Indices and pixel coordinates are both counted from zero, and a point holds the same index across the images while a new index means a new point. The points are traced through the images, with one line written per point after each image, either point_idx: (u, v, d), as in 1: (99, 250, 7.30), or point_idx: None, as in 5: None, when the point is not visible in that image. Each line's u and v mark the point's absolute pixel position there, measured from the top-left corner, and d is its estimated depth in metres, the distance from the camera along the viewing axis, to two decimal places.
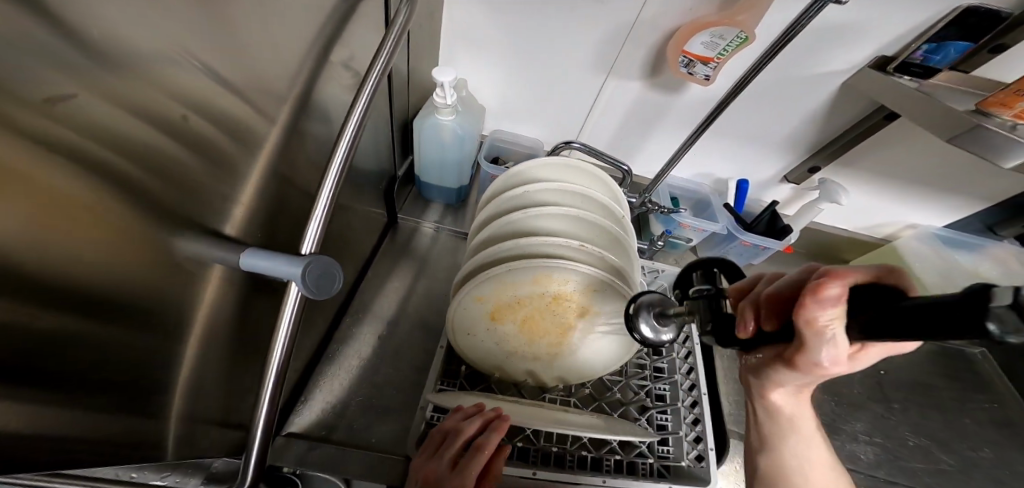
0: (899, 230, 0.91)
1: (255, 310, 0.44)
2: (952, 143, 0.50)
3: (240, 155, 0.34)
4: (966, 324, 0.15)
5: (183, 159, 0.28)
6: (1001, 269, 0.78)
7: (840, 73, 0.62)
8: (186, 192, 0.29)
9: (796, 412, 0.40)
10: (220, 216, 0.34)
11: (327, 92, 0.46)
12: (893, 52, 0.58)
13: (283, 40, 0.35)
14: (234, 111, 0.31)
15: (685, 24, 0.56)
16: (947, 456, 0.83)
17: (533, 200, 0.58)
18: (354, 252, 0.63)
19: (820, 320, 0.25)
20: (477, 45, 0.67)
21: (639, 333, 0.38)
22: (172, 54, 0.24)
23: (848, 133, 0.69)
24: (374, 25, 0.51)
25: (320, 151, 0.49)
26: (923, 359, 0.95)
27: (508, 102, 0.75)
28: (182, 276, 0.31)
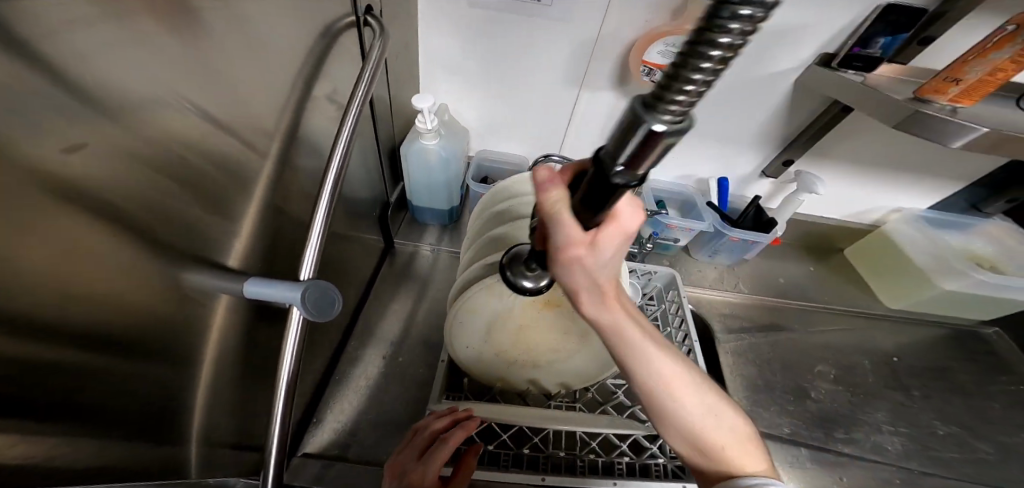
0: (886, 215, 0.94)
1: (262, 338, 0.46)
2: (898, 129, 0.53)
3: (234, 192, 0.37)
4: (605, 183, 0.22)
5: (179, 197, 0.30)
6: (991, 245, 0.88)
7: (790, 72, 0.65)
8: (186, 229, 0.32)
9: (627, 329, 0.34)
10: (218, 250, 0.36)
11: (312, 125, 0.49)
12: (835, 47, 0.62)
13: (268, 80, 0.38)
14: (226, 150, 0.34)
15: (642, 36, 0.60)
16: (983, 444, 0.79)
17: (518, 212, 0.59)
18: (353, 278, 0.65)
19: (547, 203, 0.28)
20: (454, 72, 0.71)
21: (523, 288, 0.42)
22: (166, 98, 0.27)
23: (810, 127, 0.71)
24: (356, 59, 0.55)
25: (311, 183, 0.52)
26: (937, 344, 0.93)
27: (490, 123, 0.78)
28: (189, 309, 0.34)
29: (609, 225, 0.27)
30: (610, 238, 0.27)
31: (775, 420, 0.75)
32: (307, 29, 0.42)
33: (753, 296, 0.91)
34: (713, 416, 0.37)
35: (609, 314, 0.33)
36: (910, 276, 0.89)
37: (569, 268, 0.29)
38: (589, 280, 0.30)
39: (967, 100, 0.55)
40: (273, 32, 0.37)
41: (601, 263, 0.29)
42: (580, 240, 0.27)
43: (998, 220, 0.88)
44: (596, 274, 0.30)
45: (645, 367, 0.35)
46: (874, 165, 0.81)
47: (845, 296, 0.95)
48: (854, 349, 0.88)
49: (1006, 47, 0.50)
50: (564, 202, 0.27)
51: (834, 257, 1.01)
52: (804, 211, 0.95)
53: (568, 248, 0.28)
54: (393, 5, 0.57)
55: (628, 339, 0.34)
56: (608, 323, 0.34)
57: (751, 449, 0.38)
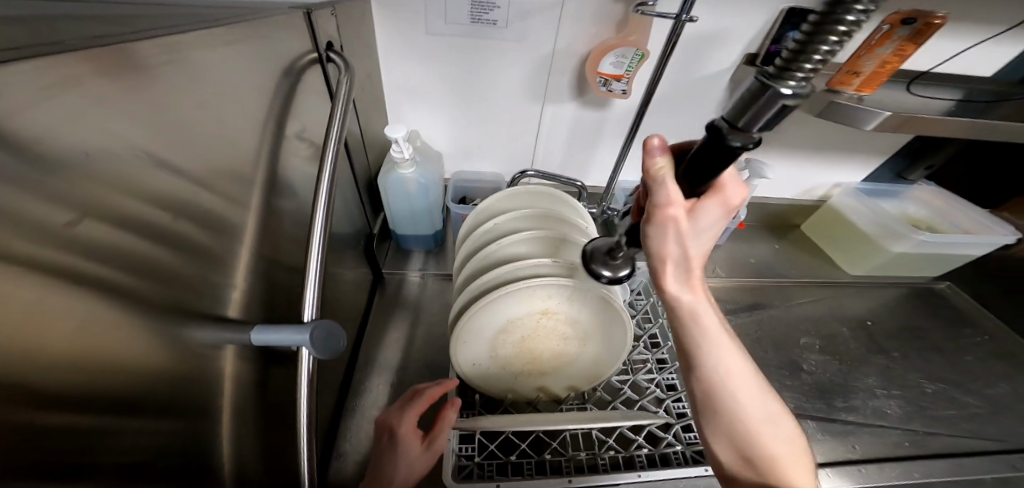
0: (828, 190, 1.03)
1: (272, 385, 0.45)
2: (823, 117, 0.62)
3: (220, 241, 0.37)
4: (723, 145, 0.27)
5: (172, 253, 0.30)
6: (923, 208, 0.99)
7: (723, 72, 0.72)
8: (181, 286, 0.31)
9: (704, 314, 0.36)
10: (214, 301, 0.36)
11: (287, 165, 0.49)
12: (755, 49, 0.70)
13: (240, 128, 0.39)
14: (206, 202, 0.34)
15: (594, 48, 0.65)
16: (970, 399, 0.84)
17: (504, 230, 0.61)
18: (347, 313, 0.64)
19: (654, 168, 0.31)
20: (420, 100, 0.74)
21: (605, 275, 0.45)
22: (138, 155, 0.27)
23: None
24: (321, 95, 0.56)
25: (295, 221, 0.52)
26: (901, 303, 1.01)
27: (461, 145, 0.81)
28: (200, 366, 0.33)
29: (710, 195, 0.31)
30: (708, 205, 0.31)
31: (778, 396, 0.78)
32: (271, 73, 0.43)
33: (730, 279, 0.96)
34: (769, 423, 0.37)
35: (688, 296, 0.36)
36: (864, 243, 0.96)
37: (663, 232, 0.32)
38: (679, 251, 0.33)
39: (868, 89, 0.64)
40: (238, 80, 0.38)
41: (695, 231, 0.32)
42: (680, 203, 0.31)
43: (920, 184, 1.00)
44: (687, 245, 0.33)
45: (713, 353, 0.37)
46: (814, 147, 0.90)
47: (812, 269, 1.02)
48: (831, 318, 0.94)
49: (888, 42, 0.58)
50: (671, 170, 0.31)
51: (791, 233, 1.09)
52: (760, 194, 1.03)
53: (667, 211, 0.31)
54: (354, 41, 0.59)
55: (702, 323, 0.36)
56: (686, 305, 0.36)
57: (808, 470, 0.37)
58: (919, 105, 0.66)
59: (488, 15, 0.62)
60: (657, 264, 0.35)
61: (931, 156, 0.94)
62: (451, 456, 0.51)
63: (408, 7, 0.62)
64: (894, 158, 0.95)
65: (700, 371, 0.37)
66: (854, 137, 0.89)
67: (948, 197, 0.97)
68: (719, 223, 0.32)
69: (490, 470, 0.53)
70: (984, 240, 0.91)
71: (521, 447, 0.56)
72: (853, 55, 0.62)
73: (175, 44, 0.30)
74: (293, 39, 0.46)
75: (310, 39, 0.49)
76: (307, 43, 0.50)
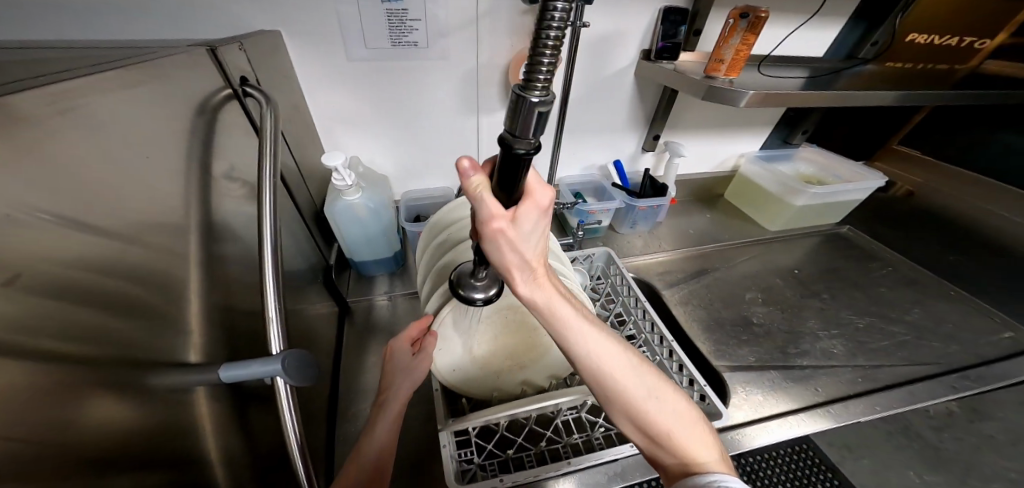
0: (735, 161, 1.18)
1: (248, 431, 0.42)
2: (707, 99, 0.69)
3: (157, 290, 0.34)
4: (510, 154, 0.28)
5: (93, 312, 0.27)
6: (813, 166, 1.17)
7: (628, 69, 0.82)
8: (116, 343, 0.29)
9: (558, 306, 0.37)
10: (162, 351, 0.33)
11: (222, 205, 0.47)
12: (647, 45, 0.79)
13: (161, 170, 0.37)
14: (129, 250, 0.32)
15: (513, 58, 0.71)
16: (897, 327, 0.95)
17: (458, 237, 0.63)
18: (318, 347, 0.61)
19: (472, 188, 0.32)
20: (356, 126, 0.75)
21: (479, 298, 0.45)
22: (32, 213, 0.24)
23: (659, 109, 0.88)
24: (245, 131, 0.53)
25: (243, 261, 0.49)
26: (819, 249, 1.16)
27: (405, 166, 0.83)
28: (165, 413, 0.32)
29: (525, 201, 0.33)
30: (526, 212, 0.33)
31: (739, 352, 0.85)
32: (182, 111, 0.41)
33: (676, 250, 1.05)
34: (656, 399, 0.38)
35: (540, 293, 0.37)
36: (775, 202, 1.09)
37: (495, 243, 0.34)
38: (516, 256, 0.35)
39: (736, 73, 0.73)
40: (149, 123, 0.36)
41: (522, 236, 0.34)
42: (500, 214, 0.32)
43: (805, 146, 1.19)
44: (520, 249, 0.35)
45: (580, 346, 0.37)
46: (718, 126, 1.03)
47: (742, 230, 1.14)
48: (766, 271, 1.06)
49: (736, 33, 0.69)
50: (484, 186, 0.32)
51: (718, 202, 1.22)
52: (685, 172, 1.15)
53: (491, 223, 0.33)
54: (269, 75, 0.58)
55: (560, 315, 0.37)
56: (540, 301, 0.37)
57: (706, 436, 0.39)
58: (774, 83, 0.80)
59: (407, 37, 0.66)
60: (503, 272, 0.36)
61: (806, 123, 1.11)
62: (455, 462, 0.50)
63: (327, 38, 0.64)
64: (777, 128, 1.13)
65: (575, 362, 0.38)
66: (747, 113, 1.04)
67: (828, 154, 1.14)
68: (540, 223, 0.34)
69: (492, 470, 0.53)
70: (862, 186, 1.05)
71: (518, 442, 0.57)
72: (716, 46, 0.73)
73: (66, 91, 0.29)
74: (200, 75, 0.44)
75: (220, 75, 0.48)
76: (218, 79, 0.48)
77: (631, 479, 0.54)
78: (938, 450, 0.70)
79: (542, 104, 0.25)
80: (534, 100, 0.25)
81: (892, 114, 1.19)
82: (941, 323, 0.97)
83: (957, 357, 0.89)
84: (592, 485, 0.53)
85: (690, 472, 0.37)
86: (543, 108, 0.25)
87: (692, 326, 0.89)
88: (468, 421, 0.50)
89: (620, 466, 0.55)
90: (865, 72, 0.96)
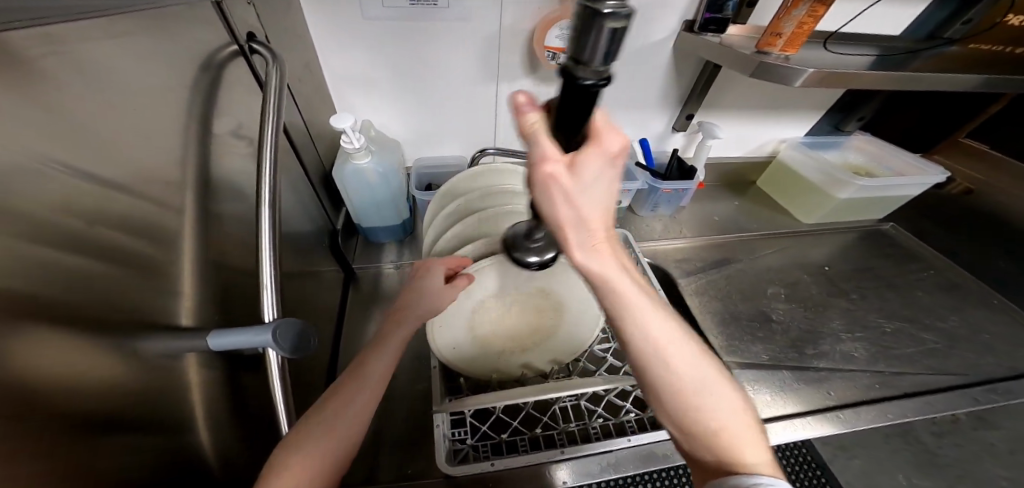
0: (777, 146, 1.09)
1: (239, 389, 0.44)
2: (755, 78, 0.62)
3: (152, 248, 0.34)
4: (575, 87, 0.23)
5: (74, 284, 0.27)
6: (863, 155, 1.06)
7: (666, 40, 0.74)
8: (106, 305, 0.29)
9: (619, 282, 0.33)
10: (151, 313, 0.33)
11: (224, 166, 0.46)
12: (692, 15, 0.71)
13: (160, 125, 0.36)
14: (126, 209, 0.31)
15: (538, 24, 0.65)
16: (927, 334, 0.89)
17: (467, 211, 0.60)
18: (318, 312, 0.62)
19: (529, 127, 0.28)
20: (369, 89, 0.72)
21: (533, 263, 0.45)
22: (28, 169, 0.24)
23: (696, 87, 0.81)
24: (252, 90, 0.51)
25: (244, 223, 0.49)
26: (854, 246, 1.08)
27: (419, 132, 0.80)
28: (148, 374, 0.32)
29: (589, 146, 0.28)
30: (588, 159, 0.28)
31: (753, 348, 0.82)
32: (183, 66, 0.39)
33: (698, 238, 1.00)
34: (710, 393, 0.36)
35: (599, 259, 0.33)
36: (813, 194, 1.01)
37: (549, 194, 0.30)
38: (573, 212, 0.31)
39: (793, 49, 0.65)
40: (147, 78, 0.34)
41: (581, 188, 0.29)
42: (558, 159, 0.28)
43: (858, 134, 1.06)
44: (577, 204, 0.30)
45: (639, 324, 0.35)
46: (761, 106, 0.94)
47: (773, 221, 1.07)
48: (793, 267, 1.00)
49: (801, 4, 0.59)
50: (541, 126, 0.28)
51: (749, 189, 1.14)
52: (717, 155, 1.07)
53: (546, 168, 0.28)
54: (280, 30, 0.55)
55: (615, 285, 0.33)
56: (596, 267, 0.33)
57: (756, 437, 0.37)
58: (838, 61, 0.71)
59: None
60: (559, 230, 0.32)
61: (865, 107, 0.99)
62: (445, 443, 0.51)
63: None
64: (829, 113, 1.02)
65: (628, 341, 0.36)
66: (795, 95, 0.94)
67: (886, 145, 1.03)
68: (605, 174, 0.29)
69: (484, 451, 0.54)
70: (916, 180, 0.95)
71: (512, 425, 0.57)
72: (775, 17, 0.64)
73: (55, 35, 0.27)
74: (205, 28, 0.42)
75: (225, 30, 0.45)
76: (224, 34, 0.45)
77: (624, 472, 0.54)
78: (934, 456, 0.67)
79: (611, 24, 0.19)
80: (602, 17, 0.19)
81: (966, 102, 1.04)
82: (975, 333, 0.91)
83: (987, 369, 0.83)
84: (584, 475, 0.53)
85: (733, 472, 0.34)
86: (612, 27, 0.19)
87: (705, 319, 0.86)
88: (465, 405, 0.50)
89: (614, 458, 0.55)
90: (949, 52, 0.83)
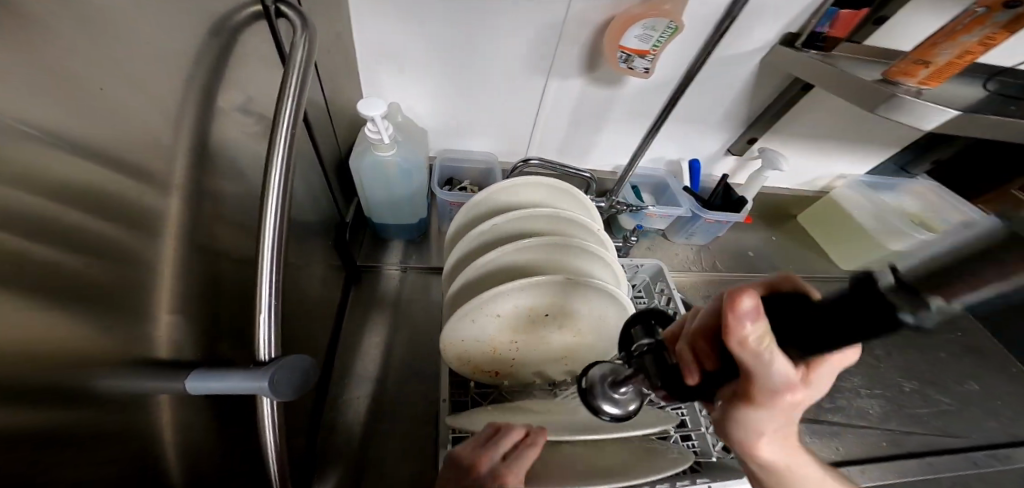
0: (832, 181, 1.00)
1: (228, 410, 0.38)
2: (875, 113, 0.55)
3: (132, 254, 0.27)
4: (882, 318, 0.17)
5: (17, 315, 0.20)
6: (921, 202, 0.93)
7: (756, 54, 0.66)
8: (60, 338, 0.22)
9: (798, 463, 0.33)
10: (125, 335, 0.27)
11: (231, 150, 0.38)
12: (796, 28, 0.63)
13: (162, 97, 0.28)
14: (101, 211, 0.24)
15: (617, 18, 0.56)
16: (944, 396, 0.84)
17: (502, 235, 0.49)
18: (315, 316, 0.56)
19: (750, 340, 0.23)
20: (403, 67, 0.63)
21: (608, 415, 0.36)
22: None
23: (774, 106, 0.73)
24: (270, 59, 0.43)
25: (247, 214, 0.42)
26: None
27: (448, 121, 0.72)
28: (116, 414, 0.26)
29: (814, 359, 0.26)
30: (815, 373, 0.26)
31: None
32: (195, 23, 0.31)
33: (731, 274, 0.89)
34: None
35: (783, 448, 0.32)
36: (864, 240, 0.91)
37: (769, 404, 0.26)
38: (782, 416, 0.28)
39: (935, 82, 0.56)
40: (152, 35, 0.27)
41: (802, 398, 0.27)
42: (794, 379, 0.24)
43: (924, 180, 0.94)
44: (791, 409, 0.28)
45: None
46: (822, 140, 0.86)
47: (807, 262, 0.97)
48: None
49: (976, 29, 0.49)
50: (773, 342, 0.23)
51: (787, 223, 1.03)
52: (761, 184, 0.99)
53: (776, 385, 0.25)
54: None
55: (791, 467, 0.33)
56: (777, 458, 0.32)
57: None
58: (969, 101, 0.59)
59: None
60: (753, 429, 0.29)
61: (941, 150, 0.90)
62: None
63: None
64: (900, 154, 0.93)
65: None
66: (862, 131, 0.85)
67: (951, 196, 0.90)
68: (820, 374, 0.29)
69: None
70: None
71: None
72: (926, 41, 0.53)
73: None
74: None
75: None
76: None
77: None
78: None
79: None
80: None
81: None
82: (987, 398, 0.86)
83: (989, 430, 0.81)
84: None
85: None
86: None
87: None
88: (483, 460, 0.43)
89: None
90: None
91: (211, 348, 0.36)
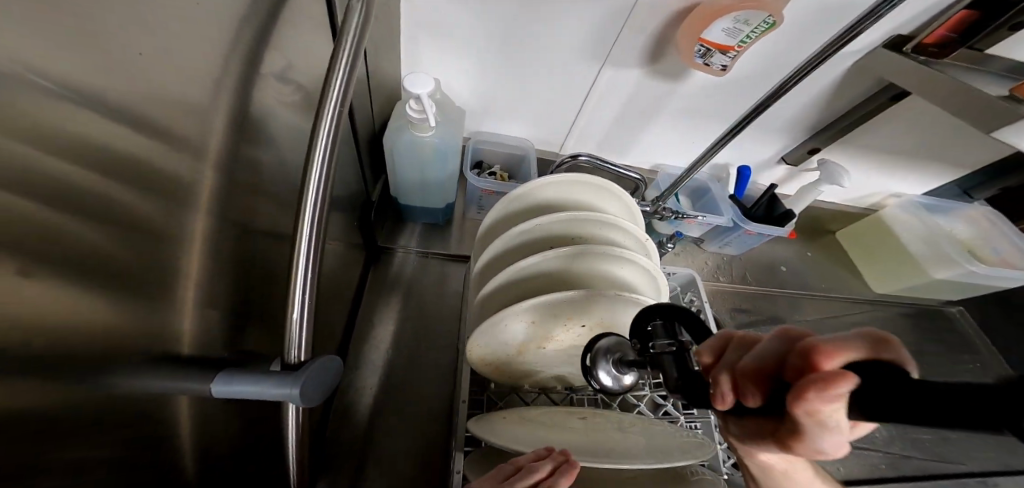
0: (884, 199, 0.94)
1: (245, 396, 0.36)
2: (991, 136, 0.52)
3: (160, 235, 0.24)
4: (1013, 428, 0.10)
5: (30, 310, 0.17)
6: (971, 228, 0.88)
7: (854, 55, 0.61)
8: (77, 332, 0.19)
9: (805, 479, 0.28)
10: (147, 325, 0.24)
11: (267, 120, 0.34)
12: (909, 30, 0.58)
13: (201, 54, 0.24)
14: (129, 189, 0.21)
15: (702, 9, 0.50)
16: None
17: (544, 235, 0.46)
18: (334, 296, 0.53)
19: (820, 419, 0.15)
20: (449, 39, 0.58)
21: (597, 382, 0.35)
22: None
23: (849, 116, 0.69)
24: (313, 19, 0.39)
25: (277, 191, 0.38)
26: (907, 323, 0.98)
27: (484, 102, 0.67)
28: (135, 407, 0.23)
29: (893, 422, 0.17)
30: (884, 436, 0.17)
31: None
32: None
33: (756, 287, 0.86)
34: None
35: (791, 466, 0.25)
36: (906, 262, 0.88)
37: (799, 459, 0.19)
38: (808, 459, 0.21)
39: None
40: None
41: None
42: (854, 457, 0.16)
43: (980, 206, 0.88)
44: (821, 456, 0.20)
45: None
46: (881, 156, 0.80)
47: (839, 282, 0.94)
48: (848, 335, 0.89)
49: None
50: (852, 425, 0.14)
51: (823, 238, 0.98)
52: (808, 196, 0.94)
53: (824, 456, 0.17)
54: None
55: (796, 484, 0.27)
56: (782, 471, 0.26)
57: None
58: None
59: None
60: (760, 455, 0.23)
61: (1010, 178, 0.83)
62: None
63: None
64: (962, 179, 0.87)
65: None
66: (924, 150, 0.79)
67: (1003, 222, 0.85)
68: None
69: None
70: None
71: None
72: None
73: None
74: None
75: None
76: None
77: None
78: None
79: None
80: None
81: None
82: None
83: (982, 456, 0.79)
84: None
85: None
86: None
87: None
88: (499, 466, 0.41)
89: None
90: None
91: (233, 333, 0.34)
